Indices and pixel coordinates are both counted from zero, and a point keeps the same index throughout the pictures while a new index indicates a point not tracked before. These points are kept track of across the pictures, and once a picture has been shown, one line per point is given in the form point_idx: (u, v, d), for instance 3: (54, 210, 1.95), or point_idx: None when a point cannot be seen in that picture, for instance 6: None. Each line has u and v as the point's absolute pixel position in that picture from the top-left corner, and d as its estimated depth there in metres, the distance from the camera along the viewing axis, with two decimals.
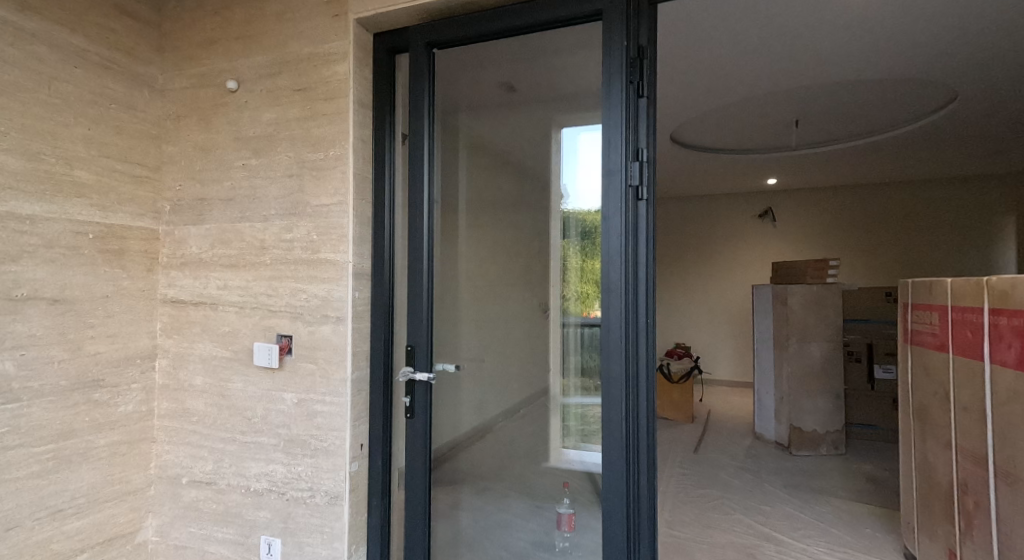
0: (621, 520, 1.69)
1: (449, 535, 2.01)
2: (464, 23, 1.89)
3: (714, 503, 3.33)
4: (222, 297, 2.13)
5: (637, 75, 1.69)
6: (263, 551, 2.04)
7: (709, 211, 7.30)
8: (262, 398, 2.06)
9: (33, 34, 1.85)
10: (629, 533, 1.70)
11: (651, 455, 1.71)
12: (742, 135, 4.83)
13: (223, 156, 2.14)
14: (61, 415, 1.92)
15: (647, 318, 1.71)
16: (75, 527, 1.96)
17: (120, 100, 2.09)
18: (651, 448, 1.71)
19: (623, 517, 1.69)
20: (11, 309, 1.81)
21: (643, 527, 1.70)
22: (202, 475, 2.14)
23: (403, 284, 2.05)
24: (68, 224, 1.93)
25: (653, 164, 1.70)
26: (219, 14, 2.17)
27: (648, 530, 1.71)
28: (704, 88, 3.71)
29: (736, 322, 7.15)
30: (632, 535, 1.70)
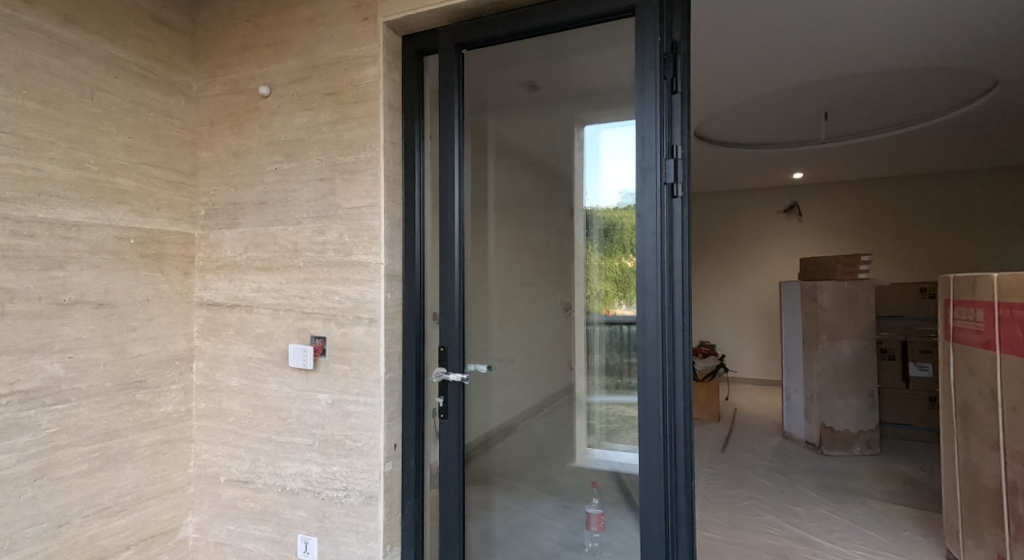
0: (659, 522, 1.68)
1: (481, 532, 2.03)
2: (494, 23, 1.89)
3: (746, 504, 3.28)
4: (257, 300, 2.17)
5: (670, 71, 1.67)
6: (300, 549, 2.07)
7: (733, 207, 7.17)
8: (296, 399, 2.09)
9: (77, 45, 1.90)
10: (667, 535, 1.68)
11: (689, 459, 1.68)
12: (768, 130, 4.75)
13: (256, 160, 2.18)
14: (107, 416, 1.97)
15: (683, 317, 1.68)
16: (121, 525, 2.01)
17: (157, 108, 2.14)
18: (689, 450, 1.68)
19: (661, 519, 1.68)
20: (59, 313, 1.85)
21: (682, 530, 1.68)
22: (239, 474, 2.18)
23: (433, 283, 2.06)
24: (111, 230, 1.98)
25: (687, 160, 1.67)
26: (250, 21, 2.21)
27: (686, 534, 1.68)
28: (731, 82, 3.65)
29: (764, 320, 7.02)
30: (670, 537, 1.69)
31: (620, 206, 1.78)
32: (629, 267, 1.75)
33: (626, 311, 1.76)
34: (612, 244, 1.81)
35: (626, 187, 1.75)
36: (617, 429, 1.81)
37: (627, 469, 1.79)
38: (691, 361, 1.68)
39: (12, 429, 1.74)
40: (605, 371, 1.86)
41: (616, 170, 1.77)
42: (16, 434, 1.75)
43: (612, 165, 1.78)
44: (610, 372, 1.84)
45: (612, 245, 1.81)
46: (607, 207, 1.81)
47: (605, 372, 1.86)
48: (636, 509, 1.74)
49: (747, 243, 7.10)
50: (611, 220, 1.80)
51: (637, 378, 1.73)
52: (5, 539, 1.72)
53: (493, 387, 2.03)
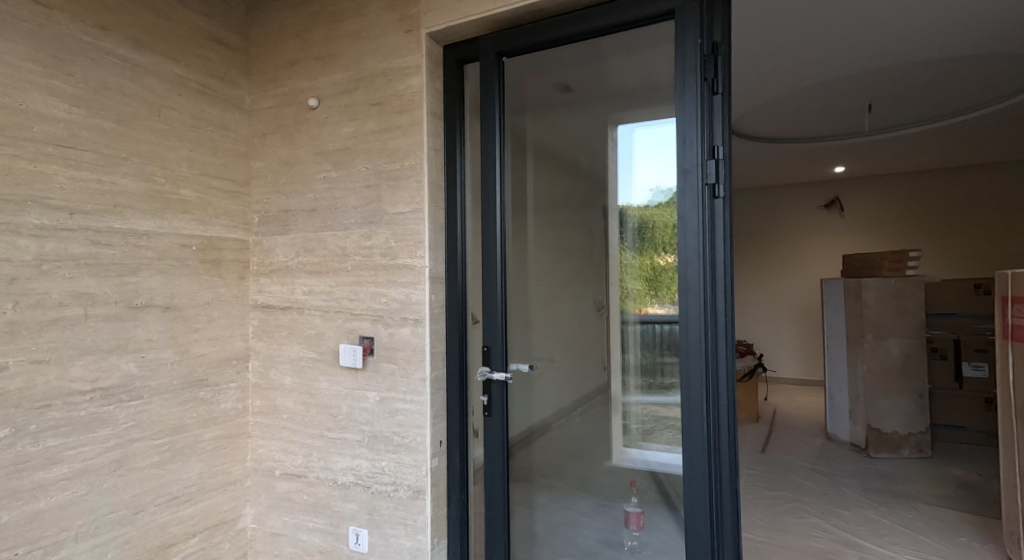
0: (703, 521, 1.70)
1: (524, 529, 2.07)
2: (534, 30, 1.94)
3: (790, 506, 3.24)
4: (308, 302, 2.28)
5: (711, 72, 1.68)
6: (352, 541, 2.16)
7: (771, 203, 7.03)
8: (346, 396, 2.19)
9: (146, 67, 2.04)
10: (712, 534, 1.70)
11: (734, 459, 1.69)
12: (807, 125, 4.67)
13: (306, 169, 2.29)
14: (174, 411, 2.10)
15: (726, 317, 1.69)
16: (188, 513, 2.14)
17: (215, 122, 2.28)
18: (733, 450, 1.69)
19: (706, 516, 1.70)
20: (132, 316, 1.99)
21: (727, 529, 1.69)
22: (294, 468, 2.29)
23: (475, 286, 2.12)
24: (175, 238, 2.11)
25: (728, 160, 1.68)
26: (299, 36, 2.32)
27: (732, 534, 1.69)
28: (770, 76, 3.61)
29: (804, 318, 6.88)
30: (716, 535, 1.70)
31: (652, 203, 1.81)
32: (663, 265, 1.79)
33: (660, 309, 1.81)
34: (645, 242, 1.84)
35: (656, 183, 1.79)
36: (656, 428, 1.83)
37: (665, 469, 1.82)
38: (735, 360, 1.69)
39: (94, 423, 1.88)
40: (641, 371, 1.89)
41: (648, 168, 1.81)
42: (97, 428, 1.88)
43: (646, 163, 1.81)
44: (647, 372, 1.87)
45: (646, 244, 1.84)
46: (640, 204, 1.85)
47: (642, 373, 1.89)
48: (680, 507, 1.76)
49: (787, 240, 6.96)
50: (645, 218, 1.83)
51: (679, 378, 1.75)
52: (90, 525, 1.86)
53: (534, 386, 2.08)
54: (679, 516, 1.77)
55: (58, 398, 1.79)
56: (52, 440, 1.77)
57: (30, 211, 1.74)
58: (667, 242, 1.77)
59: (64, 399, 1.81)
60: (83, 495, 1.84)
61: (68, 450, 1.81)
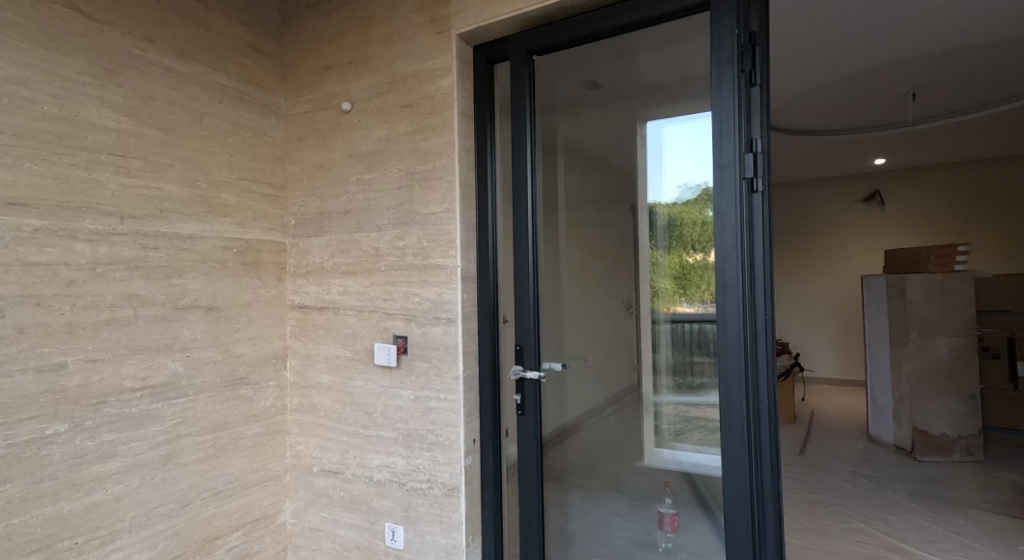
0: (745, 523, 1.67)
1: (557, 529, 2.08)
2: (566, 27, 1.93)
3: (832, 509, 3.16)
4: (343, 302, 2.32)
5: (749, 63, 1.65)
6: (388, 537, 2.19)
7: (806, 197, 6.85)
8: (381, 394, 2.22)
9: (189, 76, 2.11)
10: (754, 536, 1.67)
11: (776, 459, 1.66)
12: (846, 117, 4.53)
13: (340, 172, 2.33)
14: (217, 409, 2.17)
15: (766, 314, 1.66)
16: (232, 507, 2.21)
17: (253, 128, 2.34)
18: (775, 451, 1.65)
19: (747, 519, 1.67)
20: (178, 316, 2.06)
21: (769, 532, 1.66)
22: (331, 464, 2.34)
23: (507, 285, 2.14)
24: (217, 240, 2.18)
25: (767, 154, 1.65)
26: (333, 42, 2.36)
27: (773, 536, 1.66)
28: (809, 66, 3.51)
29: (844, 316, 6.68)
30: (757, 537, 1.67)
31: (681, 200, 1.80)
32: (691, 263, 1.79)
33: (688, 308, 1.80)
34: (674, 239, 1.83)
35: (687, 179, 1.78)
36: (688, 428, 1.82)
37: (699, 469, 1.80)
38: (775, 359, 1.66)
39: (144, 419, 1.95)
40: (672, 371, 1.85)
41: (679, 164, 1.79)
42: (147, 424, 1.96)
43: (678, 159, 1.79)
44: (679, 372, 1.83)
45: (675, 242, 1.83)
46: (668, 201, 1.83)
47: (672, 372, 1.85)
48: (721, 510, 1.73)
49: (826, 235, 6.76)
50: (677, 215, 1.81)
51: (716, 377, 1.73)
52: (142, 517, 1.94)
53: (568, 386, 2.07)
54: (718, 521, 1.76)
55: (112, 395, 1.87)
56: (107, 435, 1.85)
57: (86, 217, 1.82)
58: (696, 241, 1.77)
59: (116, 396, 1.88)
60: (135, 488, 1.92)
61: (121, 444, 1.89)
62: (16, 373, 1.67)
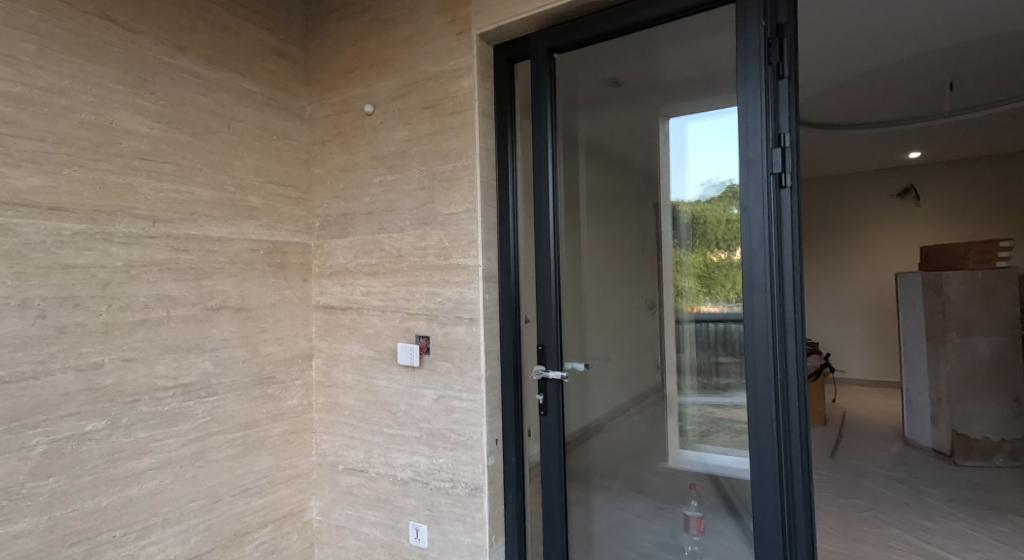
0: (775, 527, 1.64)
1: (581, 529, 2.07)
2: (589, 24, 1.92)
3: (865, 514, 3.08)
4: (367, 302, 2.35)
5: (776, 55, 1.62)
6: (412, 536, 2.21)
7: (836, 194, 6.70)
8: (404, 394, 2.24)
9: (217, 82, 2.16)
10: (785, 541, 1.64)
11: (806, 461, 1.62)
12: (877, 110, 4.42)
13: (363, 173, 2.36)
14: (246, 407, 2.21)
15: (795, 313, 1.63)
16: (260, 504, 2.25)
17: (279, 131, 2.38)
18: (806, 453, 1.62)
19: (778, 523, 1.64)
20: (208, 316, 2.11)
21: (800, 535, 1.63)
22: (355, 463, 2.37)
23: (529, 286, 2.13)
24: (245, 242, 2.23)
25: (796, 148, 1.61)
26: (355, 45, 2.39)
27: (805, 540, 1.63)
28: (838, 59, 3.43)
29: (875, 315, 6.53)
30: (788, 541, 1.64)
31: (704, 198, 1.78)
32: (716, 262, 1.77)
33: (713, 308, 1.78)
34: (697, 237, 1.80)
35: (711, 177, 1.76)
36: (714, 429, 1.80)
37: (726, 471, 1.78)
38: (806, 359, 1.62)
39: (177, 417, 2.00)
40: (697, 371, 1.83)
41: (704, 161, 1.76)
42: (180, 421, 2.01)
43: (702, 156, 1.77)
44: (703, 372, 1.81)
45: (698, 240, 1.80)
46: (692, 199, 1.80)
47: (697, 372, 1.83)
48: (749, 513, 1.71)
49: (857, 231, 6.61)
50: (701, 214, 1.79)
51: (743, 377, 1.70)
52: (175, 512, 1.99)
53: (591, 385, 2.05)
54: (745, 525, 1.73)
55: (146, 393, 1.92)
56: (141, 432, 1.90)
57: (121, 221, 1.87)
58: (720, 239, 1.75)
59: (150, 394, 1.94)
60: (169, 484, 1.97)
61: (155, 441, 1.94)
62: (56, 371, 1.72)
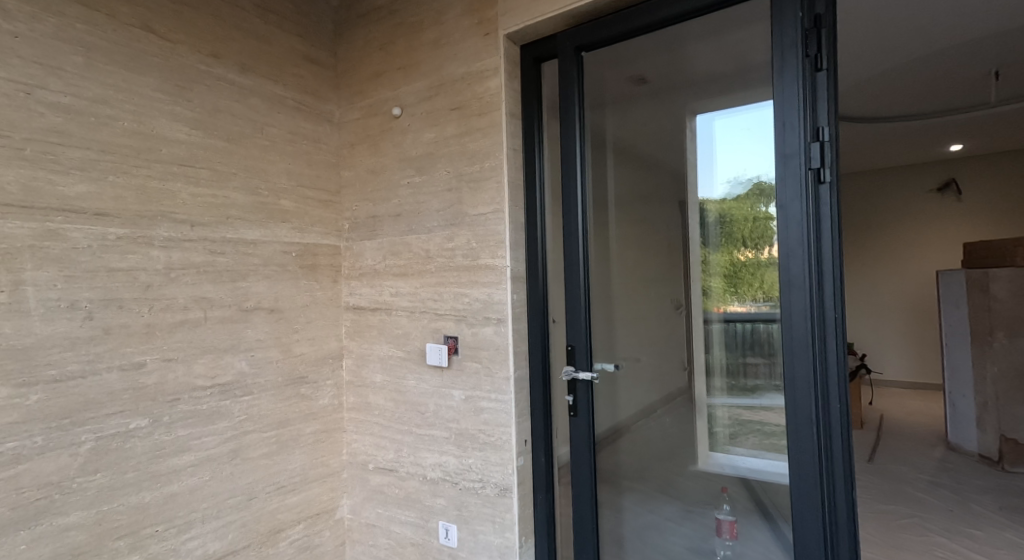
0: (816, 532, 1.60)
1: (610, 531, 2.04)
2: (618, 20, 1.90)
3: (907, 522, 2.99)
4: (395, 303, 2.38)
5: (814, 46, 1.59)
6: (442, 535, 2.23)
7: (871, 189, 6.53)
8: (433, 394, 2.26)
9: (251, 88, 2.21)
10: (827, 545, 1.60)
11: (849, 462, 1.59)
12: (914, 102, 4.29)
13: (391, 176, 2.39)
14: (279, 406, 2.26)
15: (835, 311, 1.59)
16: (294, 501, 2.30)
17: (309, 136, 2.43)
18: (848, 454, 1.58)
19: (818, 527, 1.60)
20: (243, 317, 2.15)
21: (843, 539, 1.59)
22: (385, 462, 2.40)
23: (556, 286, 2.13)
24: (278, 245, 2.28)
25: (835, 142, 1.58)
26: (383, 49, 2.42)
27: (848, 545, 1.59)
28: (874, 51, 3.34)
29: (913, 315, 6.36)
30: (829, 546, 1.60)
31: (730, 195, 1.76)
32: (742, 260, 1.75)
33: (740, 308, 1.76)
34: (724, 236, 1.79)
35: (738, 173, 1.74)
36: (743, 431, 1.79)
37: (758, 475, 1.77)
38: (846, 359, 1.59)
39: (215, 416, 2.05)
40: (726, 372, 1.81)
41: (732, 160, 1.75)
42: (217, 420, 2.06)
43: (730, 154, 1.75)
44: (732, 373, 1.80)
45: (726, 239, 1.79)
46: (718, 197, 1.79)
47: (726, 374, 1.82)
48: (788, 517, 1.67)
49: (893, 228, 6.44)
50: (729, 212, 1.77)
51: (781, 379, 1.66)
52: (214, 508, 2.04)
53: (620, 387, 2.03)
54: (784, 533, 1.68)
55: (186, 392, 1.98)
56: (181, 430, 1.96)
57: (161, 225, 1.92)
58: (748, 237, 1.73)
59: (189, 393, 1.99)
60: (208, 481, 2.02)
61: (195, 439, 1.99)
62: (102, 371, 1.78)
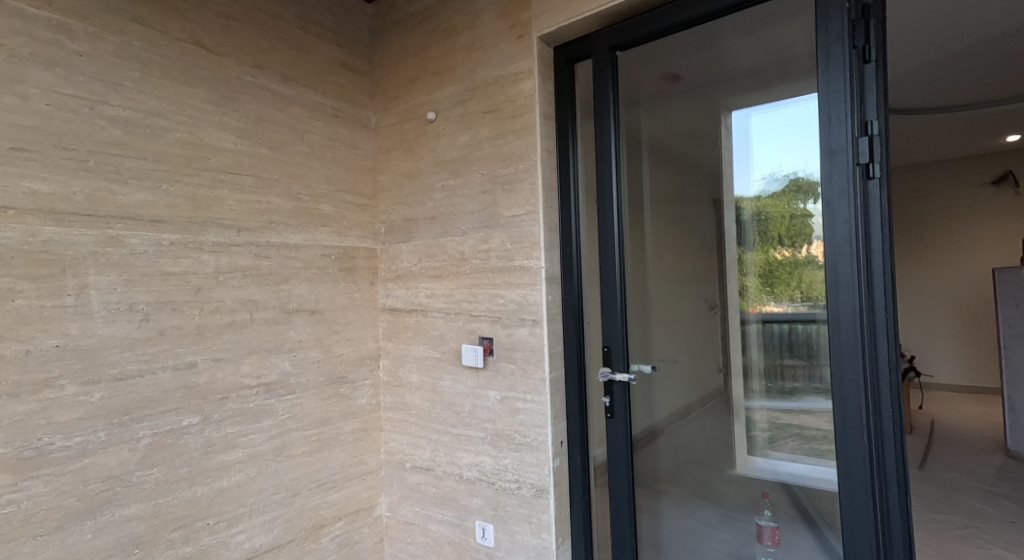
0: (868, 540, 1.56)
1: (647, 534, 2.03)
2: (654, 18, 1.89)
3: (962, 533, 2.87)
4: (431, 305, 2.42)
5: (862, 37, 1.55)
6: (478, 534, 2.25)
7: (917, 185, 6.30)
8: (469, 395, 2.29)
9: (292, 97, 2.28)
10: (880, 551, 1.55)
11: (902, 466, 1.54)
12: (964, 92, 4.14)
13: (426, 179, 2.43)
14: (320, 405, 2.32)
15: (886, 310, 1.55)
16: (335, 498, 2.35)
17: (347, 142, 2.49)
18: (902, 458, 1.53)
19: (870, 535, 1.56)
20: (286, 319, 2.22)
21: (897, 545, 1.54)
22: (422, 461, 2.43)
23: (591, 285, 2.12)
24: (318, 248, 2.34)
25: (885, 136, 1.54)
26: (417, 55, 2.46)
27: (903, 551, 1.54)
28: (920, 41, 3.24)
29: (965, 315, 6.13)
30: (882, 555, 1.56)
31: (766, 192, 1.75)
32: (779, 259, 1.73)
33: (777, 308, 1.74)
34: (761, 235, 1.77)
35: (776, 169, 1.72)
36: (781, 435, 1.77)
37: (799, 480, 1.75)
38: (898, 361, 1.54)
39: (261, 413, 2.12)
40: (764, 375, 1.79)
41: (770, 156, 1.73)
42: (263, 418, 2.13)
43: (768, 150, 1.73)
44: (770, 376, 1.77)
45: (763, 237, 1.76)
46: (754, 194, 1.77)
47: (764, 376, 1.79)
48: (838, 523, 1.63)
49: (942, 224, 6.22)
50: (767, 210, 1.75)
51: (829, 381, 1.63)
52: (260, 504, 2.11)
53: (656, 388, 2.01)
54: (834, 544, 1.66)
55: (234, 392, 2.05)
56: (230, 427, 2.04)
57: (210, 230, 2.00)
58: (785, 235, 1.71)
59: (237, 392, 2.06)
60: (254, 476, 2.09)
61: (242, 436, 2.07)
62: (157, 370, 1.87)
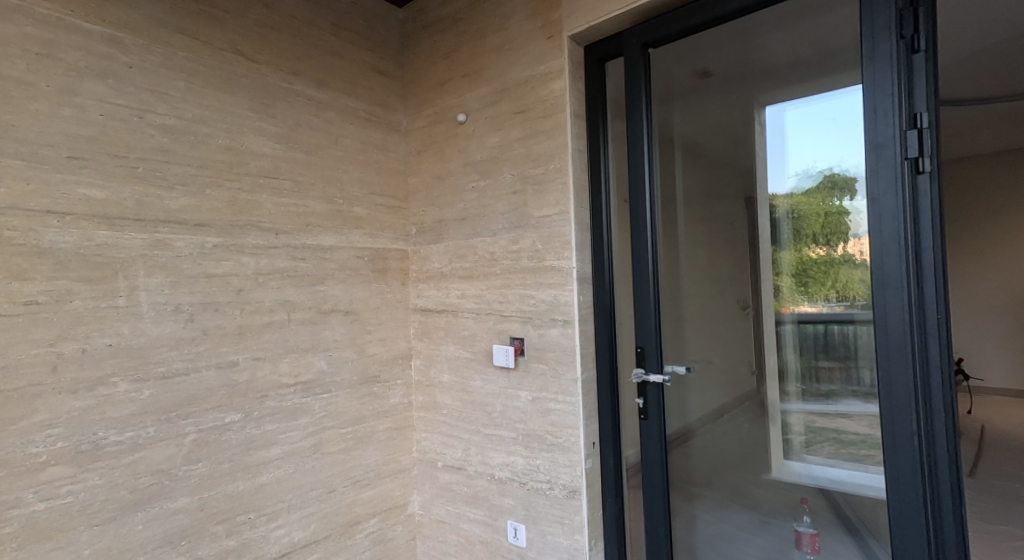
0: (919, 549, 1.50)
1: (684, 539, 1.98)
2: (687, 13, 1.85)
3: (1017, 544, 2.75)
4: (461, 305, 2.43)
5: (910, 27, 1.50)
6: (511, 534, 2.26)
7: (962, 181, 6.09)
8: (500, 395, 2.30)
9: (327, 102, 2.33)
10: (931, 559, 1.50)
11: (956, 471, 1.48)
12: (1011, 81, 3.98)
13: (456, 181, 2.45)
14: (355, 403, 2.36)
15: (937, 308, 1.49)
16: (369, 496, 2.39)
17: (379, 145, 2.53)
18: (954, 463, 1.48)
19: (922, 542, 1.50)
20: (321, 319, 2.27)
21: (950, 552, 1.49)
22: (454, 460, 2.45)
23: (622, 284, 2.10)
24: (352, 250, 2.39)
25: (935, 128, 1.49)
26: (448, 57, 2.48)
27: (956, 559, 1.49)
28: (968, 29, 3.12)
29: (1015, 316, 5.90)
30: None
31: (800, 188, 1.73)
32: (813, 258, 1.72)
33: (812, 308, 1.73)
34: (795, 234, 1.75)
35: (811, 164, 1.70)
36: (818, 439, 1.79)
37: (839, 486, 1.73)
38: (950, 362, 1.49)
39: (298, 411, 2.17)
40: (800, 377, 1.79)
41: (805, 151, 1.71)
42: (300, 416, 2.18)
43: (802, 146, 1.71)
44: (806, 378, 1.78)
45: (797, 238, 1.75)
46: (788, 190, 1.76)
47: (800, 378, 1.80)
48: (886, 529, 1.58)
49: (988, 221, 6.01)
50: (802, 209, 1.73)
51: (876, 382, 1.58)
52: (298, 499, 2.16)
53: (691, 389, 1.97)
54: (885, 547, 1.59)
55: (272, 390, 2.10)
56: (269, 425, 2.09)
57: (250, 233, 2.06)
58: (820, 234, 1.69)
59: (275, 390, 2.11)
60: (292, 473, 2.14)
61: (281, 433, 2.12)
62: (201, 369, 1.93)
